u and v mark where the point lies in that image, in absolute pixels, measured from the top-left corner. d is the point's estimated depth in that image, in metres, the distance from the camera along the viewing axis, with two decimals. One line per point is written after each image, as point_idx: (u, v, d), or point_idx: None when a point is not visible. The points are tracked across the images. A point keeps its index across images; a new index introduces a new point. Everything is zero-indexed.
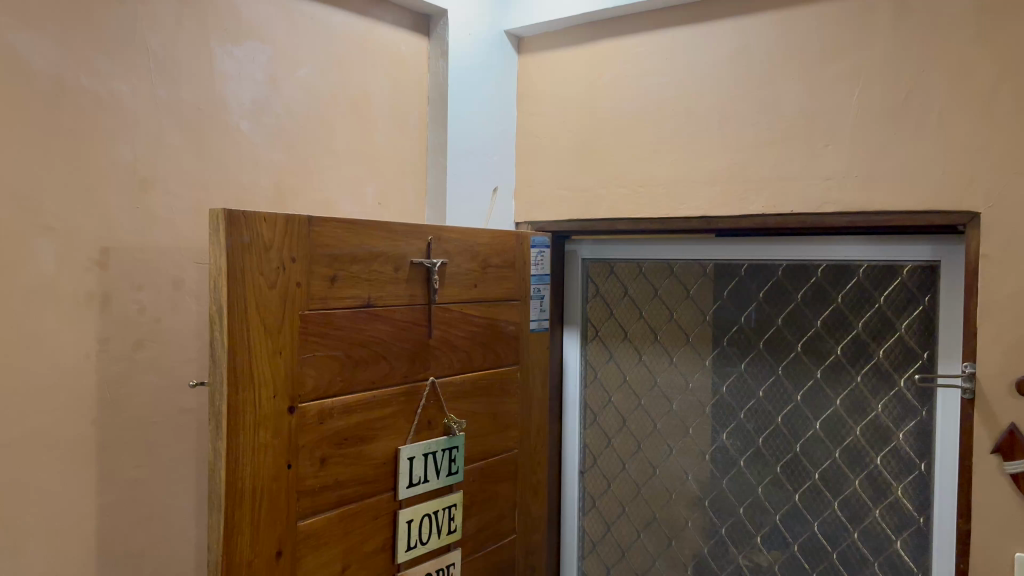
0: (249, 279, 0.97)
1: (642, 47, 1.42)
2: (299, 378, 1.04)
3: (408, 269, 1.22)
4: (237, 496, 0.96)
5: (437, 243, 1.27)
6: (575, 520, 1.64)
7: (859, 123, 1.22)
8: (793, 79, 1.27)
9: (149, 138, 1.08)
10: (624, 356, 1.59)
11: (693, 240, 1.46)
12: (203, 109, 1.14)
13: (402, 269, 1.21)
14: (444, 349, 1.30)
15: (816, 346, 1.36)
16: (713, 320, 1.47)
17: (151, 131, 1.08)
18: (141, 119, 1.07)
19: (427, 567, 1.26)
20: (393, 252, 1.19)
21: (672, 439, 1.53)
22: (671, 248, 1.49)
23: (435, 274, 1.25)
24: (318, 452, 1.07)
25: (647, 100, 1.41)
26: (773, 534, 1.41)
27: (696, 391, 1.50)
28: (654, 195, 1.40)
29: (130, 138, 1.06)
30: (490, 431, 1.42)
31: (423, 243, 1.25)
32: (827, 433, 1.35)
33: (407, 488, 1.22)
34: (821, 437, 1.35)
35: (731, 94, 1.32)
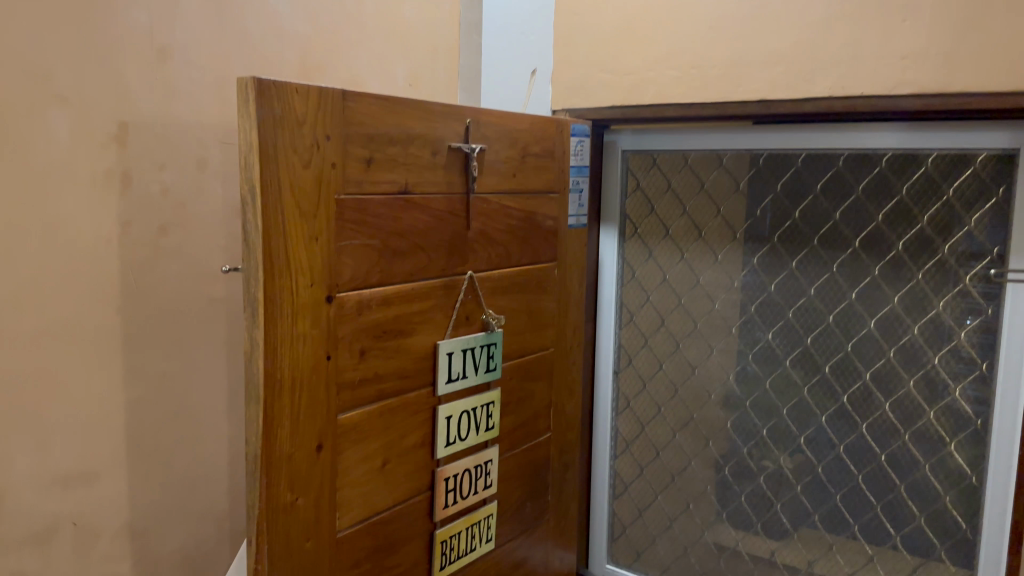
0: (283, 155, 0.89)
1: None
2: (336, 267, 0.97)
3: (446, 154, 1.14)
4: (276, 387, 0.91)
5: (476, 126, 1.18)
6: (609, 421, 1.60)
7: None
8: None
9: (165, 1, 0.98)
10: (665, 253, 1.52)
11: (745, 129, 1.36)
12: None
13: (440, 153, 1.12)
14: (482, 241, 1.23)
15: (875, 242, 1.28)
16: (763, 215, 1.39)
17: None
18: None
19: (466, 463, 1.23)
20: (430, 135, 1.10)
21: (713, 339, 1.48)
22: (720, 138, 1.39)
23: (474, 160, 1.17)
24: (357, 345, 1.02)
25: None
26: (818, 436, 1.37)
27: (742, 290, 1.43)
28: (707, 78, 1.30)
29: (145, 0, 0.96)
30: (527, 329, 1.37)
31: (463, 126, 1.16)
32: (883, 332, 1.29)
33: (446, 384, 1.18)
34: (875, 338, 1.30)
35: None
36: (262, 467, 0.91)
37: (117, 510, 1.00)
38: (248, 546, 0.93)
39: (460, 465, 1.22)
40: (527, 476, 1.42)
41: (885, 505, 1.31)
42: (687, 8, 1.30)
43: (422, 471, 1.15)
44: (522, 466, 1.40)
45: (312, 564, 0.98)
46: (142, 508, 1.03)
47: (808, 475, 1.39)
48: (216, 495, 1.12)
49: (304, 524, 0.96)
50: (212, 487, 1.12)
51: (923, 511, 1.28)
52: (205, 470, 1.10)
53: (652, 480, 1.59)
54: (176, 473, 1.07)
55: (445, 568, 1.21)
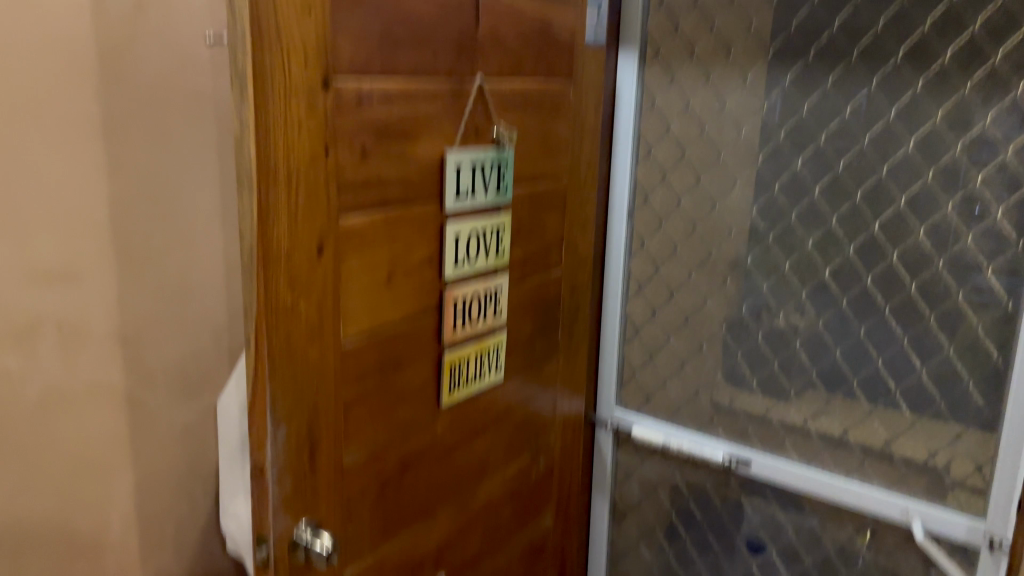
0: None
1: None
2: (333, 49, 0.87)
3: None
4: (270, 174, 0.83)
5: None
6: (622, 261, 1.54)
7: None
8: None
9: None
10: (688, 78, 1.41)
11: None
12: None
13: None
14: (493, 45, 1.12)
15: (922, 52, 1.17)
16: (798, 29, 1.27)
17: None
18: None
19: (474, 287, 1.16)
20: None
21: (736, 171, 1.39)
22: None
23: None
24: (359, 142, 0.93)
25: None
26: (844, 268, 1.30)
27: (771, 115, 1.33)
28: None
29: None
30: (540, 153, 1.27)
31: None
32: (922, 154, 1.20)
33: (454, 199, 1.09)
34: (913, 160, 1.21)
35: None
36: (257, 261, 0.84)
37: (107, 306, 1.01)
38: (248, 346, 0.89)
39: (467, 289, 1.15)
40: (537, 310, 1.36)
41: (912, 337, 1.25)
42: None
43: (427, 291, 1.08)
44: (532, 298, 1.34)
45: (320, 373, 0.93)
46: (134, 306, 1.04)
47: (830, 309, 1.33)
48: (212, 301, 1.13)
49: (309, 329, 0.91)
50: (208, 295, 1.12)
51: (953, 343, 1.22)
52: (199, 274, 1.11)
53: (665, 323, 1.54)
54: (168, 274, 1.07)
55: (454, 393, 1.17)
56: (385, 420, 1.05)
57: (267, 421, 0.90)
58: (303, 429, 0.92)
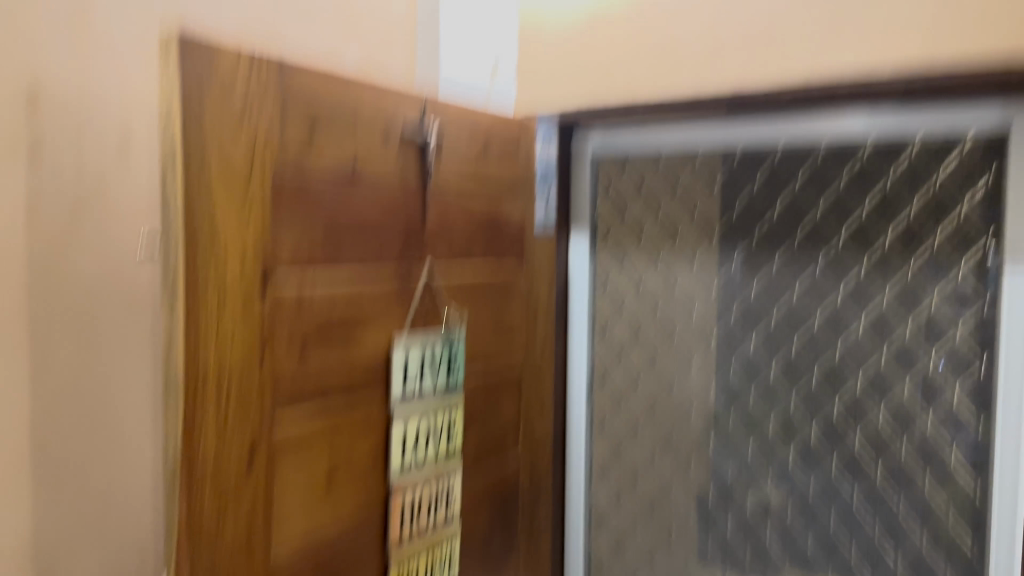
0: (209, 110, 0.80)
1: None
2: (273, 251, 0.87)
3: (400, 138, 1.05)
4: (199, 384, 0.78)
5: (433, 109, 1.10)
6: (585, 447, 1.47)
7: None
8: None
9: None
10: (638, 259, 1.43)
11: (720, 120, 1.28)
12: None
13: (392, 135, 1.03)
14: (441, 236, 1.14)
15: (864, 235, 1.20)
16: (741, 212, 1.32)
17: None
18: None
19: (426, 473, 1.11)
20: (382, 109, 1.01)
21: (693, 352, 1.37)
22: (696, 132, 1.32)
23: (429, 150, 1.09)
24: (291, 335, 0.90)
25: None
26: (808, 451, 1.26)
27: (721, 296, 1.34)
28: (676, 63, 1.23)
29: None
30: (491, 336, 1.26)
31: (417, 109, 1.07)
32: (874, 333, 1.20)
33: (403, 387, 1.06)
34: (865, 341, 1.21)
35: None
36: (181, 483, 0.77)
37: None
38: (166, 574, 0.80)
39: (420, 476, 1.10)
40: (494, 499, 1.30)
41: (883, 525, 1.20)
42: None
43: (373, 482, 1.03)
44: (489, 488, 1.28)
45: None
46: None
47: (795, 496, 1.28)
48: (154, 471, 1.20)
49: (238, 541, 0.83)
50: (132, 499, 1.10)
51: (925, 533, 1.16)
52: None
53: (632, 511, 1.45)
54: None
55: None
56: None
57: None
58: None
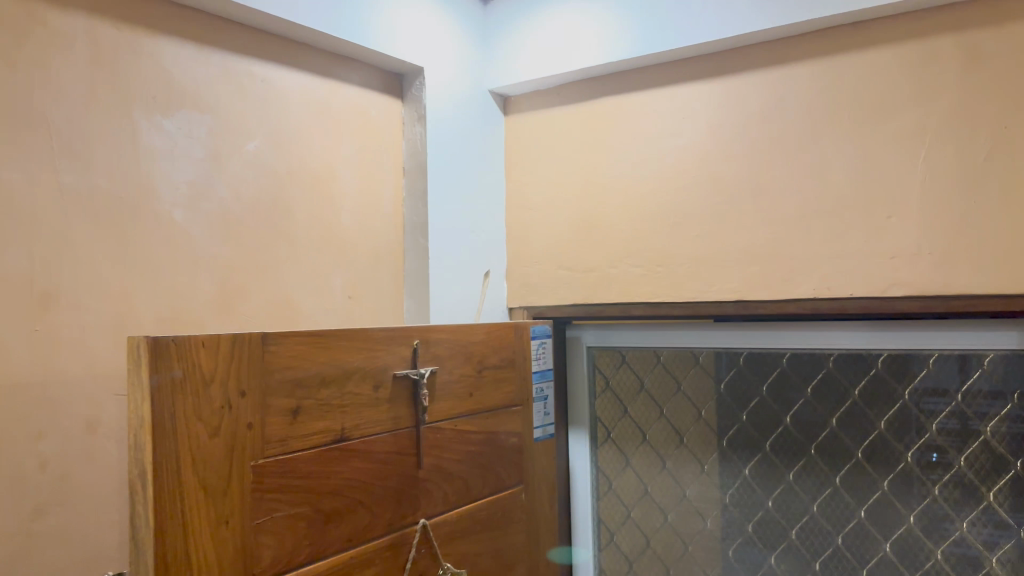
0: (180, 426, 0.72)
1: (655, 104, 1.25)
2: (253, 553, 0.78)
3: (390, 386, 0.98)
4: None
5: (425, 347, 1.04)
6: None
7: (923, 187, 1.02)
8: (841, 135, 1.08)
9: (52, 238, 0.85)
10: (644, 463, 1.35)
11: (716, 326, 1.26)
12: (124, 198, 0.92)
13: (383, 384, 0.97)
14: (436, 478, 1.04)
15: (880, 452, 1.14)
16: (750, 419, 1.25)
17: (54, 227, 0.85)
18: (39, 216, 0.84)
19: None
20: (371, 364, 0.95)
21: (708, 566, 1.29)
22: (691, 336, 1.28)
23: (423, 387, 1.01)
24: None
25: (663, 164, 1.23)
26: None
27: (734, 507, 1.26)
28: (674, 277, 1.21)
29: (27, 238, 0.83)
30: (494, 573, 1.14)
31: (409, 349, 1.01)
32: (901, 558, 1.12)
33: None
34: (895, 566, 1.13)
35: (757, 159, 1.14)
36: None
37: None
38: None
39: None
40: None
41: None
42: (642, 202, 1.25)
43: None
44: None
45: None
46: None
47: None
48: None
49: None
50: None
51: None
52: None
53: None
54: None
55: None
56: None
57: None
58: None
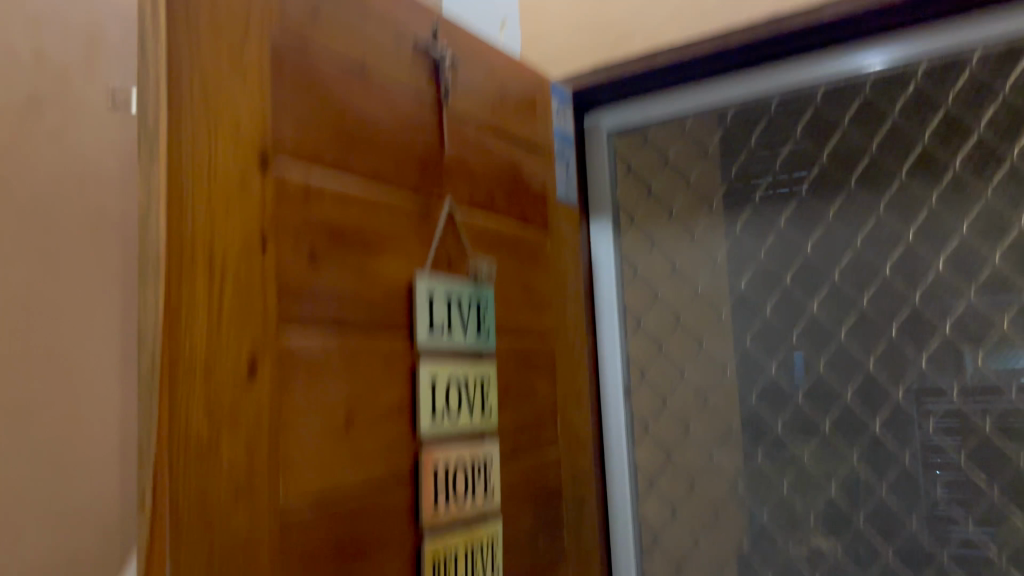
0: (196, 19, 0.64)
1: None
2: (281, 208, 0.70)
3: (413, 51, 0.90)
4: (186, 352, 0.60)
5: (443, 31, 0.96)
6: (630, 507, 1.28)
7: None
8: None
9: None
10: (671, 236, 1.33)
11: (751, 72, 1.20)
12: None
13: (405, 42, 0.89)
14: (460, 171, 0.97)
15: (931, 227, 1.13)
16: (789, 224, 1.24)
17: None
18: None
19: (456, 540, 0.87)
20: (389, 21, 0.87)
21: (743, 360, 1.26)
22: (716, 94, 1.23)
23: (446, 66, 0.94)
24: (319, 333, 0.73)
25: None
26: (895, 415, 1.14)
27: (767, 262, 1.26)
28: (704, 12, 1.12)
29: None
30: (521, 303, 1.07)
31: (429, 23, 0.93)
32: (956, 273, 1.11)
33: (429, 338, 0.87)
34: (948, 278, 1.12)
35: None
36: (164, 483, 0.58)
37: None
38: None
39: (450, 552, 0.85)
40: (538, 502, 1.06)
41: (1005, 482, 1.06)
42: None
43: (400, 516, 0.81)
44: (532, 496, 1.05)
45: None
46: None
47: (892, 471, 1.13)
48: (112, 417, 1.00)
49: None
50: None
51: None
52: None
53: None
54: None
55: None
56: None
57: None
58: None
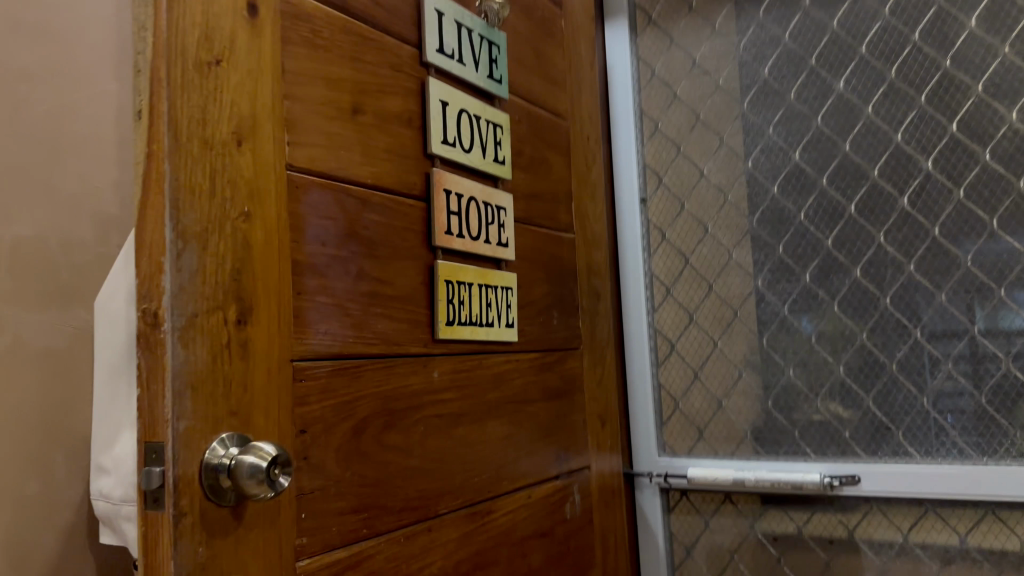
0: None
1: None
2: None
3: None
4: (185, 79, 0.56)
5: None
6: (649, 370, 1.23)
7: None
8: None
9: None
10: (688, 29, 1.23)
11: None
12: None
13: None
14: None
15: (967, 53, 1.02)
16: (819, 62, 1.12)
17: None
18: None
19: (471, 275, 0.84)
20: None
21: (764, 173, 1.16)
22: None
23: None
24: (317, 104, 0.68)
25: None
26: (921, 195, 1.04)
27: (791, 42, 1.15)
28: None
29: None
30: (533, 71, 1.03)
31: None
32: (987, 25, 1.01)
33: (439, 57, 0.83)
34: (981, 38, 1.01)
35: None
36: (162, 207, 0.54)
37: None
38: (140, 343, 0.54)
39: (463, 286, 0.82)
40: (554, 287, 1.02)
41: None
42: None
43: (416, 304, 0.76)
44: (550, 296, 1.01)
45: (234, 410, 0.56)
46: None
47: (935, 274, 1.03)
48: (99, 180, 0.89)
49: (215, 334, 0.56)
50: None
51: None
52: None
53: (721, 437, 1.17)
54: None
55: (456, 330, 0.81)
56: (376, 462, 0.69)
57: (139, 458, 0.52)
58: (210, 465, 0.53)
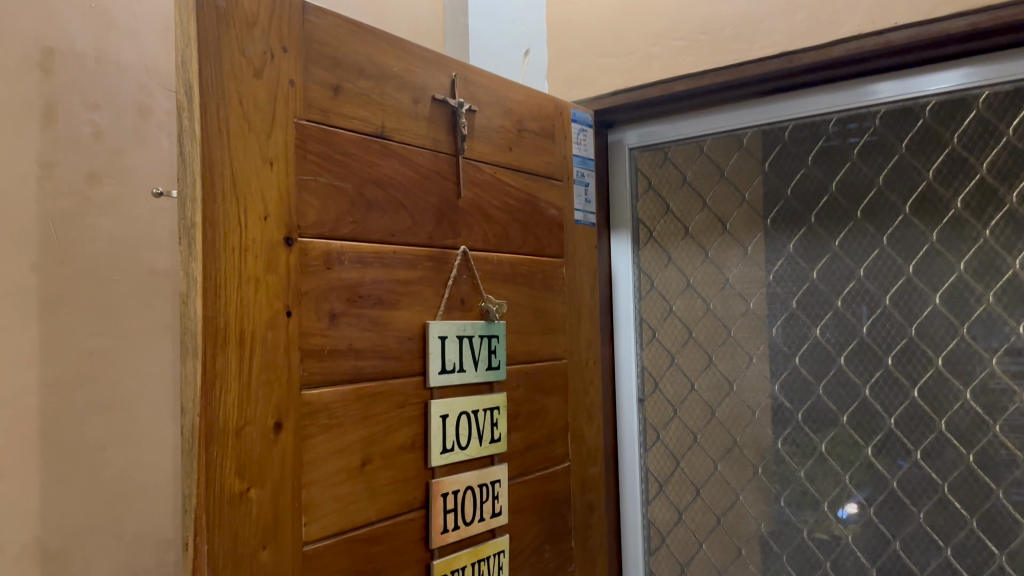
0: (228, 218, 0.73)
1: None
2: (308, 371, 0.81)
3: (429, 106, 0.97)
4: (220, 517, 0.71)
5: (463, 83, 1.02)
6: (641, 561, 1.36)
7: None
8: None
9: (101, 12, 0.85)
10: (684, 254, 1.34)
11: (768, 98, 1.21)
12: None
13: (420, 107, 0.96)
14: (476, 214, 1.05)
15: (930, 329, 1.11)
16: (799, 306, 1.23)
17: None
18: None
19: (464, 557, 0.98)
20: (408, 79, 0.94)
21: (752, 401, 1.27)
22: (735, 116, 1.25)
23: (462, 116, 1.00)
24: (332, 475, 0.83)
25: None
26: (885, 448, 1.15)
27: (776, 285, 1.25)
28: (718, 41, 1.17)
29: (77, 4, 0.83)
30: (534, 330, 1.16)
31: (447, 78, 1.00)
32: (951, 307, 1.09)
33: (440, 375, 0.97)
34: (944, 316, 1.10)
35: None
36: None
37: None
38: None
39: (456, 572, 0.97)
40: (548, 521, 1.16)
41: (983, 519, 1.06)
42: (683, 56, 1.20)
43: None
44: (543, 532, 1.15)
45: None
46: None
47: (893, 522, 1.14)
48: None
49: None
50: (152, 509, 0.89)
51: None
52: None
53: None
54: None
55: None
56: None
57: None
58: None
